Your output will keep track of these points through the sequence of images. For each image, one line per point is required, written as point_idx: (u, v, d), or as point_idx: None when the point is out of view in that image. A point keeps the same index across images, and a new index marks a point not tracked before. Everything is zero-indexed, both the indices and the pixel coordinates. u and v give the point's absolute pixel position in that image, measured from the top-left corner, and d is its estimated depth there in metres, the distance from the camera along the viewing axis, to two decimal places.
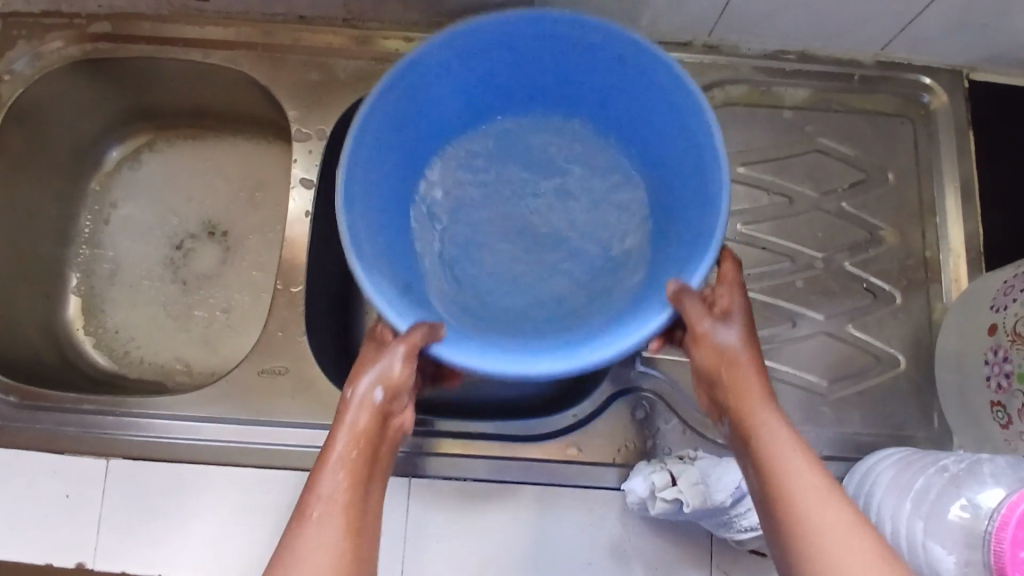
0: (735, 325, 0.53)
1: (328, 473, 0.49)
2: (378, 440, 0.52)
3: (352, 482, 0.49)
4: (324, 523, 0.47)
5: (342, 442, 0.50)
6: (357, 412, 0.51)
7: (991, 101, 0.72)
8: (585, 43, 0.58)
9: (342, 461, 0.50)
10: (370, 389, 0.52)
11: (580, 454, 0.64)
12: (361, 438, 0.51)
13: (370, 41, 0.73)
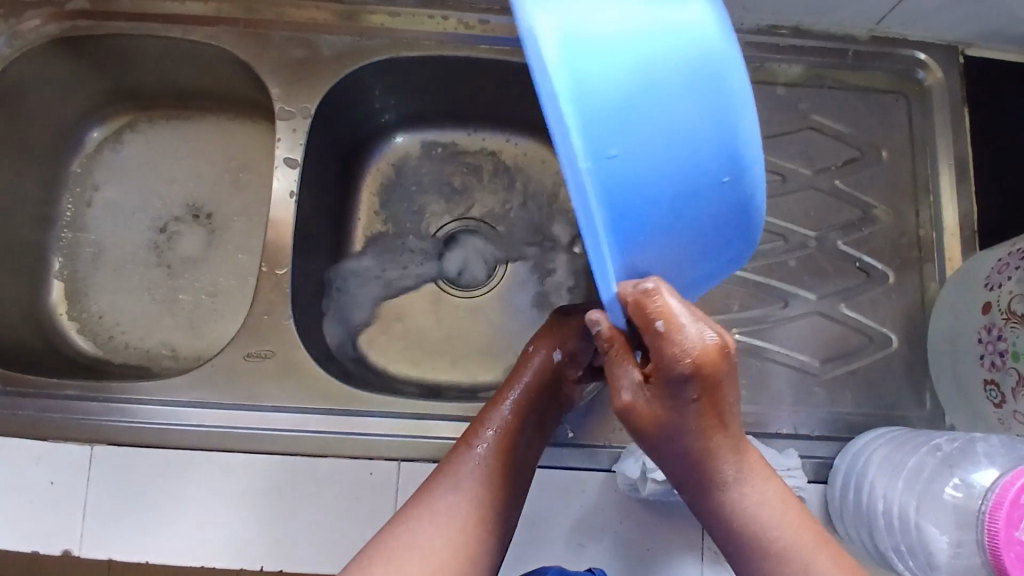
0: (662, 394, 0.42)
1: (501, 415, 0.57)
2: (548, 397, 0.60)
3: (517, 429, 0.57)
4: (488, 454, 0.54)
5: (519, 393, 0.59)
6: (539, 367, 0.60)
7: (987, 76, 0.71)
8: None
9: (513, 409, 0.58)
10: (553, 350, 0.60)
11: (573, 436, 0.64)
12: (533, 395, 0.59)
13: (354, 16, 0.71)
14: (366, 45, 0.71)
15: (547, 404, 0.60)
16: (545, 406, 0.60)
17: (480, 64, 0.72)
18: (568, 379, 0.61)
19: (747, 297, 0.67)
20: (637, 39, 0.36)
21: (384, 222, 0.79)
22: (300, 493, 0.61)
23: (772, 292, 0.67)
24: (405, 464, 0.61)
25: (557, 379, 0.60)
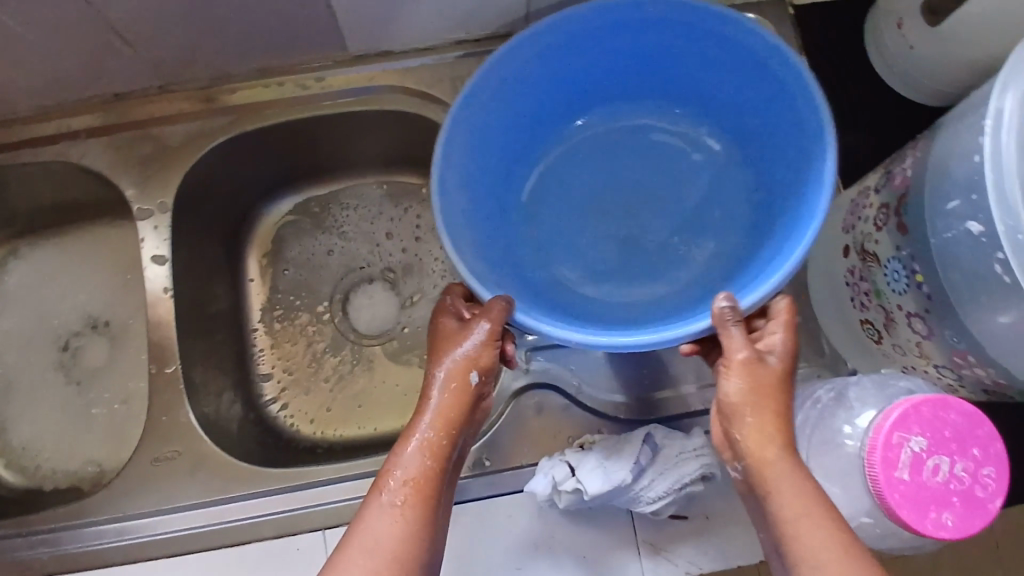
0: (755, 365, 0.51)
1: (409, 454, 0.55)
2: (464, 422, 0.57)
3: (428, 468, 0.54)
4: (400, 504, 0.52)
5: (428, 426, 0.56)
6: (448, 392, 0.56)
7: (818, 21, 0.72)
8: (519, 78, 0.62)
9: (424, 445, 0.55)
10: (466, 371, 0.57)
11: (490, 463, 0.64)
12: (447, 426, 0.56)
13: (197, 99, 0.71)
14: (215, 125, 0.71)
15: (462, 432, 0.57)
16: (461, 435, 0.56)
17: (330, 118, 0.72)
18: (482, 398, 0.59)
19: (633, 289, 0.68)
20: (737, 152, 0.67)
21: (290, 282, 0.81)
22: None
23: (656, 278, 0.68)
24: (330, 530, 0.61)
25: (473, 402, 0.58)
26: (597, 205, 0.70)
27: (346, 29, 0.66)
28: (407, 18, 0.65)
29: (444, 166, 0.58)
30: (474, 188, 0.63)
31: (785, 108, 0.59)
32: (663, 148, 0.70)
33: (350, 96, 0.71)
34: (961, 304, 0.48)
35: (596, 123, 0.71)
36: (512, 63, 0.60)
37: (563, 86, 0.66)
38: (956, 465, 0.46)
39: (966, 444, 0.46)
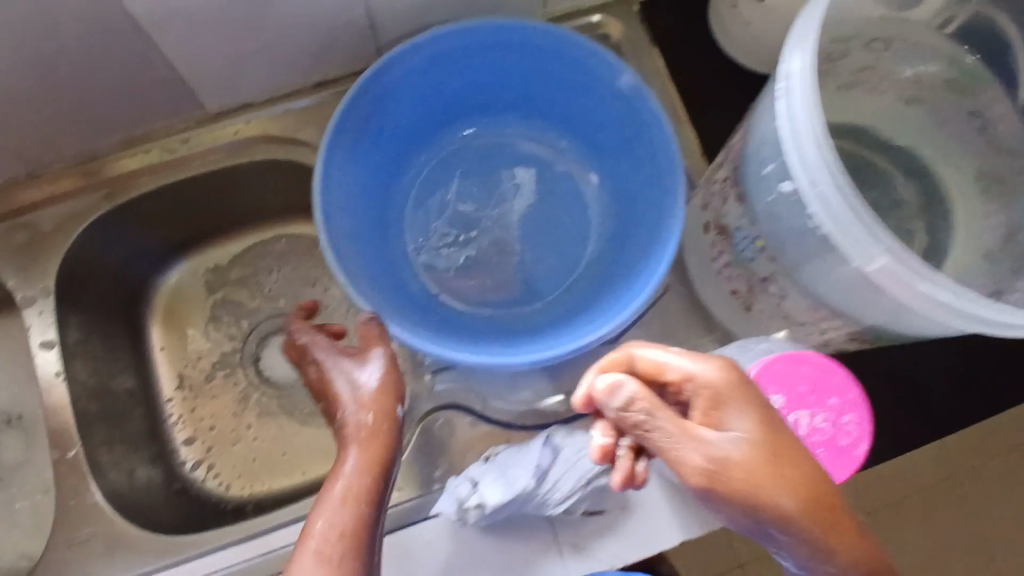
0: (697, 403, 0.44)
1: (333, 501, 0.50)
2: (390, 466, 0.53)
3: (354, 505, 0.50)
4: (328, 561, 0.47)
5: (351, 474, 0.52)
6: (368, 433, 0.54)
7: (666, 11, 0.74)
8: (380, 105, 0.62)
9: (349, 492, 0.51)
10: (388, 408, 0.55)
11: (400, 493, 0.64)
12: (373, 470, 0.52)
13: (76, 175, 0.71)
14: (93, 201, 0.71)
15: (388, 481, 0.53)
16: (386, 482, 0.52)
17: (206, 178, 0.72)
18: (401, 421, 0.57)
19: (524, 296, 0.69)
20: (609, 160, 0.69)
21: (197, 347, 0.81)
22: None
23: (545, 283, 0.69)
24: None
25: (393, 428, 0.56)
26: (470, 221, 0.70)
27: (200, 90, 0.67)
28: (258, 70, 0.66)
29: (327, 198, 0.58)
30: (356, 218, 0.63)
31: (632, 123, 0.63)
32: (542, 156, 0.72)
33: (223, 154, 0.71)
34: (800, 266, 0.50)
35: (475, 135, 0.72)
36: (373, 91, 0.60)
37: (420, 110, 0.67)
38: (817, 417, 0.47)
39: (824, 395, 0.47)
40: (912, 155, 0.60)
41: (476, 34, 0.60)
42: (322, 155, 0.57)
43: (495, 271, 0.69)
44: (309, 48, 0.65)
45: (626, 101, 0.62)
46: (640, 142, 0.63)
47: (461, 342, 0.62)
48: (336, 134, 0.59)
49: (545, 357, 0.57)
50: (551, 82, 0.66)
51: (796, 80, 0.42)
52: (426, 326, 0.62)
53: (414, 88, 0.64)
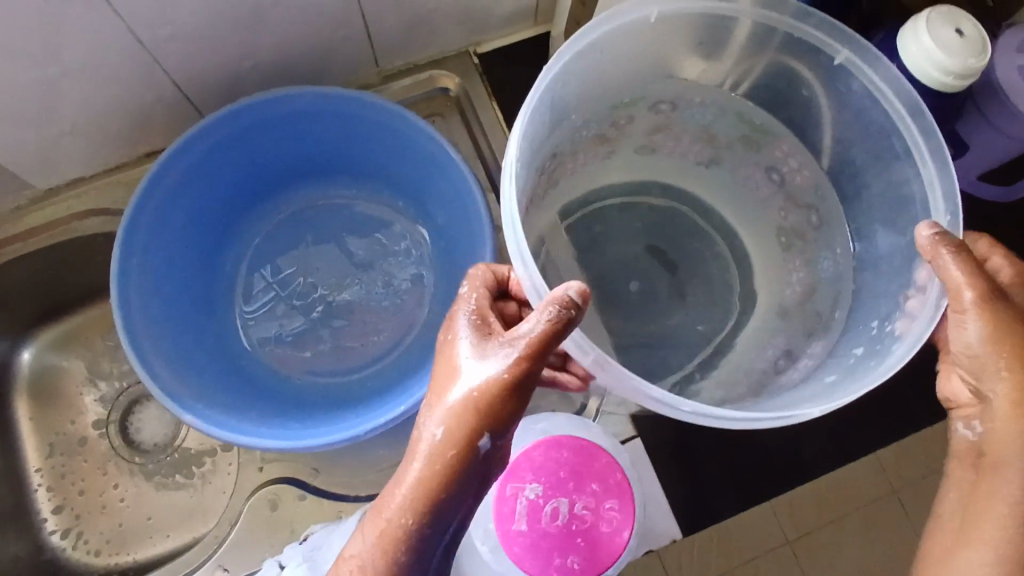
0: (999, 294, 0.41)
1: (409, 485, 0.39)
2: (456, 502, 0.40)
3: (433, 482, 0.39)
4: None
5: (403, 508, 0.39)
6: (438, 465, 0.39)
7: (503, 65, 0.74)
8: (185, 180, 0.61)
9: (390, 528, 0.39)
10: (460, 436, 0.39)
11: (228, 573, 0.62)
12: (428, 510, 0.39)
13: None
14: None
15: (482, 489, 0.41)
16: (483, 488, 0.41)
17: (51, 249, 0.72)
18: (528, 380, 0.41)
19: (358, 359, 0.67)
20: (436, 217, 0.68)
21: (62, 415, 0.79)
22: None
23: (380, 344, 0.67)
24: None
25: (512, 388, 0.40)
26: (302, 287, 0.69)
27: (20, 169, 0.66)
28: (78, 147, 0.66)
29: (125, 281, 0.57)
30: (166, 298, 0.62)
31: (446, 179, 0.63)
32: (374, 216, 0.71)
33: (62, 225, 0.71)
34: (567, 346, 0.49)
35: (308, 201, 0.71)
36: (170, 164, 0.59)
37: (237, 180, 0.66)
38: (576, 504, 0.45)
39: (584, 480, 0.46)
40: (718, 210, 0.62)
41: (282, 102, 0.60)
42: (116, 239, 0.56)
43: (328, 337, 0.68)
44: (128, 124, 0.66)
45: (435, 158, 0.62)
46: (458, 198, 0.63)
47: (275, 416, 0.60)
48: (133, 216, 0.57)
49: (342, 436, 0.55)
50: (366, 142, 0.66)
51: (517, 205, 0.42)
52: (241, 402, 0.61)
53: (223, 159, 0.63)
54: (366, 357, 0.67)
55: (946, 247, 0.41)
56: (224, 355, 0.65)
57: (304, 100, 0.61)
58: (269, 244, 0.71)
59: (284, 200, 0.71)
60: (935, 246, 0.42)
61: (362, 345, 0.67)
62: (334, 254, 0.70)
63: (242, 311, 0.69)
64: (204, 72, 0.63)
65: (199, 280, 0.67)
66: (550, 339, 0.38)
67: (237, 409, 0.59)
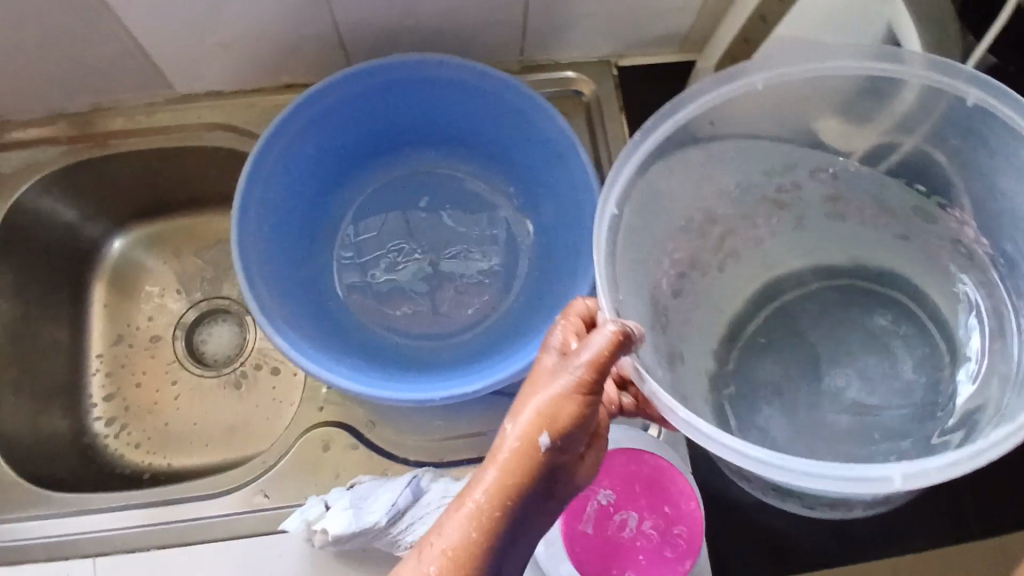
0: None
1: (490, 478, 0.41)
2: (531, 496, 0.41)
3: (513, 478, 0.41)
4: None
5: (485, 494, 0.41)
6: (517, 456, 0.41)
7: (641, 81, 0.74)
8: (322, 116, 0.63)
9: (470, 514, 0.41)
10: (535, 432, 0.41)
11: (267, 500, 0.64)
12: (507, 498, 0.41)
13: (46, 128, 0.73)
14: (55, 154, 0.73)
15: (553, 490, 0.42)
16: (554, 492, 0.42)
17: (173, 151, 0.74)
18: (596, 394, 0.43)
19: (439, 328, 0.68)
20: (547, 211, 0.68)
21: (133, 309, 0.82)
22: None
23: (463, 320, 0.68)
24: (100, 559, 0.62)
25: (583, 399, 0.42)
26: (401, 247, 0.70)
27: (168, 71, 0.69)
28: (227, 64, 0.68)
29: (247, 197, 0.59)
30: (278, 228, 0.63)
31: (568, 176, 0.64)
32: (485, 197, 0.71)
33: (189, 131, 0.73)
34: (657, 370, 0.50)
35: (425, 165, 0.72)
36: (311, 97, 0.61)
37: (366, 128, 0.67)
38: (645, 522, 0.46)
39: (656, 499, 0.46)
40: (827, 272, 0.62)
41: (428, 66, 0.62)
42: (248, 159, 0.58)
43: (414, 301, 0.68)
44: (279, 53, 0.67)
45: (564, 153, 0.63)
46: (577, 198, 0.63)
47: (355, 361, 0.61)
48: (268, 142, 0.60)
49: (414, 397, 0.56)
50: (498, 121, 0.66)
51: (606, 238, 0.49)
52: (324, 339, 0.62)
53: (359, 104, 0.64)
54: (446, 330, 0.67)
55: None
56: (316, 296, 0.66)
57: (452, 66, 0.62)
58: (379, 198, 0.71)
59: (403, 159, 0.72)
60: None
61: (445, 317, 0.68)
62: (437, 223, 0.71)
63: (340, 259, 0.69)
64: (364, 21, 0.64)
65: (308, 220, 0.67)
66: (609, 355, 0.42)
67: (319, 345, 0.61)
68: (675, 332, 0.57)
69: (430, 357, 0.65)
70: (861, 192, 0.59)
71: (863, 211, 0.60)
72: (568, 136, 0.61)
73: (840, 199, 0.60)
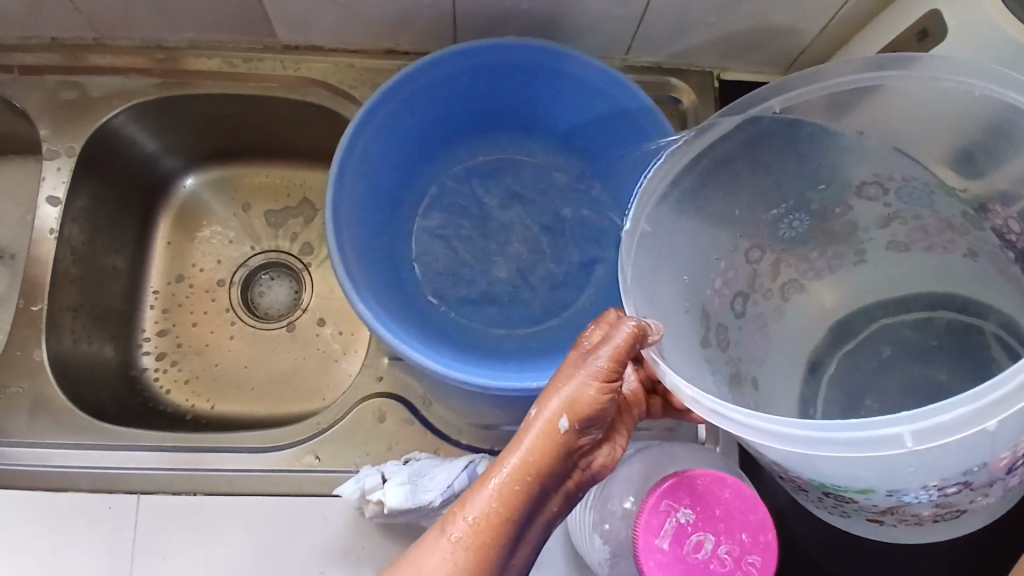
0: None
1: (512, 458, 0.43)
2: (552, 477, 0.43)
3: (535, 458, 0.42)
4: (462, 550, 0.41)
5: (509, 470, 0.42)
6: (538, 437, 0.43)
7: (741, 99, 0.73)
8: (428, 86, 0.62)
9: (492, 492, 0.42)
10: (556, 415, 0.43)
11: (317, 462, 0.64)
12: (530, 475, 0.42)
13: (140, 56, 0.73)
14: (146, 84, 0.73)
15: (571, 474, 0.44)
16: (571, 477, 0.44)
17: (265, 99, 0.74)
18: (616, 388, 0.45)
19: (511, 317, 0.66)
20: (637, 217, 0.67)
21: (194, 250, 0.82)
22: (39, 527, 0.61)
23: (536, 312, 0.67)
24: (145, 496, 0.62)
25: (604, 389, 0.43)
26: (479, 231, 0.69)
27: (275, 18, 0.68)
28: (336, 19, 0.67)
29: (347, 156, 0.59)
30: (370, 197, 0.63)
31: None
32: (568, 189, 0.70)
33: (283, 81, 0.72)
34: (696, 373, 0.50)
35: (516, 155, 0.71)
36: (423, 65, 0.60)
37: (466, 106, 0.67)
38: (721, 546, 0.45)
39: (734, 525, 0.46)
40: None
41: (535, 53, 0.61)
42: (355, 118, 0.58)
43: (485, 287, 0.67)
44: (390, 16, 0.66)
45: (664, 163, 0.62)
46: None
47: (429, 337, 0.60)
48: (373, 107, 0.59)
49: (485, 382, 0.55)
50: (599, 119, 0.65)
51: (635, 226, 0.50)
52: (398, 310, 0.61)
53: (465, 81, 0.64)
54: (515, 321, 0.66)
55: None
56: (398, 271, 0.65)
57: (567, 54, 0.61)
58: (465, 179, 0.70)
59: (496, 145, 0.71)
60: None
61: (514, 308, 0.67)
62: (518, 214, 0.70)
63: (421, 240, 0.68)
64: None
65: (396, 196, 0.66)
66: (626, 349, 0.44)
67: (395, 314, 0.60)
68: (744, 353, 0.57)
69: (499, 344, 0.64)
70: (928, 212, 0.56)
71: (950, 249, 0.57)
72: (658, 122, 0.60)
73: (903, 219, 0.58)
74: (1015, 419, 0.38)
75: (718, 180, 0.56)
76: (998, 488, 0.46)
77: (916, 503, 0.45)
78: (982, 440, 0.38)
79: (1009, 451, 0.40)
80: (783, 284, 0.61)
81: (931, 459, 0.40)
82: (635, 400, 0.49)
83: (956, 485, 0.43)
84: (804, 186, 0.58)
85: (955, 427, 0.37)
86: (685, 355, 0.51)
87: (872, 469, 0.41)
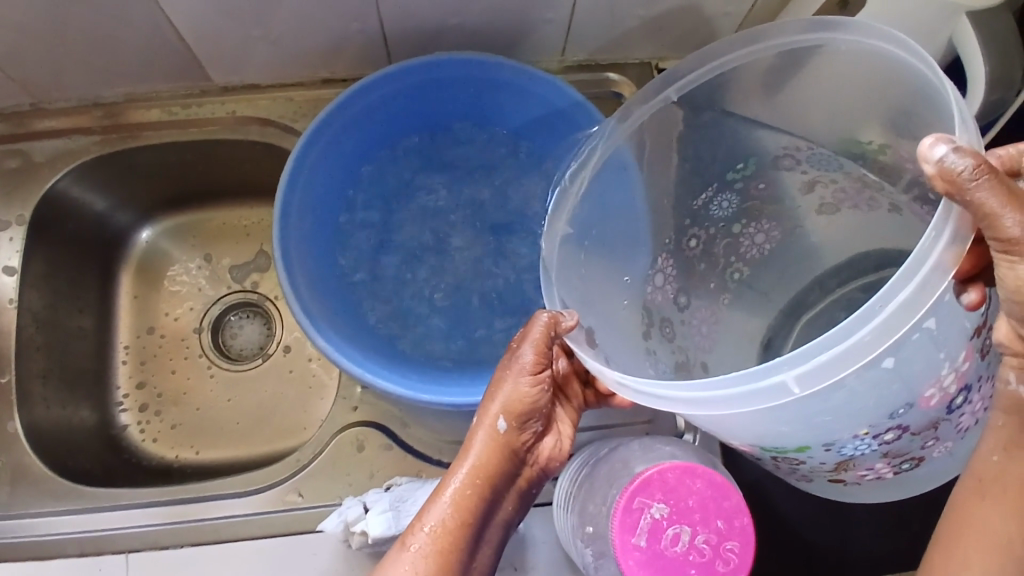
0: None
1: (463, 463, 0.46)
2: (501, 476, 0.47)
3: (483, 461, 0.46)
4: (423, 559, 0.43)
5: (460, 476, 0.46)
6: (483, 441, 0.46)
7: None
8: (363, 109, 0.62)
9: (450, 501, 0.45)
10: (494, 418, 0.47)
11: (300, 499, 0.64)
12: (480, 477, 0.46)
13: (79, 116, 0.73)
14: (88, 143, 0.73)
15: (520, 472, 0.48)
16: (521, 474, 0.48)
17: (209, 144, 0.74)
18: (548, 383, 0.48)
19: (475, 331, 0.66)
20: None
21: (160, 300, 0.81)
22: None
23: (500, 321, 0.67)
24: (133, 554, 0.62)
25: (535, 386, 0.47)
26: (436, 243, 0.70)
27: (208, 62, 0.68)
28: (268, 56, 0.67)
29: (289, 192, 0.59)
30: (318, 226, 0.63)
31: None
32: (521, 192, 0.70)
33: (223, 123, 0.73)
34: (634, 362, 0.52)
35: (468, 162, 0.70)
36: (350, 90, 0.60)
37: (408, 119, 0.67)
38: (698, 537, 0.45)
39: (710, 513, 0.46)
40: None
41: (461, 63, 0.62)
42: (291, 153, 0.58)
43: (447, 298, 0.68)
44: (321, 46, 0.67)
45: None
46: None
47: (395, 360, 0.60)
48: (309, 137, 0.60)
49: (455, 401, 0.55)
50: (542, 121, 0.66)
51: (557, 228, 0.52)
52: (358, 333, 0.61)
53: (405, 97, 0.64)
54: (480, 327, 0.67)
55: (967, 169, 0.33)
56: (364, 304, 0.65)
57: (500, 60, 0.61)
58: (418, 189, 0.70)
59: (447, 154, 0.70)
60: (952, 171, 0.33)
61: (477, 314, 0.67)
62: (471, 218, 0.70)
63: (384, 270, 0.68)
64: (410, 16, 0.63)
65: (352, 229, 0.67)
66: (546, 342, 0.46)
67: (356, 339, 0.60)
68: (690, 340, 0.58)
69: (466, 354, 0.64)
70: (849, 180, 0.56)
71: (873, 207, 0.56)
72: (590, 112, 0.61)
73: (824, 186, 0.58)
74: (908, 347, 0.38)
75: (648, 172, 0.57)
76: (947, 432, 0.47)
77: (861, 455, 0.46)
78: (882, 374, 0.39)
79: (932, 386, 0.41)
80: (734, 267, 0.61)
81: (841, 401, 0.40)
82: (572, 392, 0.53)
83: (892, 431, 0.44)
84: (746, 166, 0.59)
85: (842, 364, 0.37)
86: (622, 343, 0.53)
87: (791, 421, 0.41)
